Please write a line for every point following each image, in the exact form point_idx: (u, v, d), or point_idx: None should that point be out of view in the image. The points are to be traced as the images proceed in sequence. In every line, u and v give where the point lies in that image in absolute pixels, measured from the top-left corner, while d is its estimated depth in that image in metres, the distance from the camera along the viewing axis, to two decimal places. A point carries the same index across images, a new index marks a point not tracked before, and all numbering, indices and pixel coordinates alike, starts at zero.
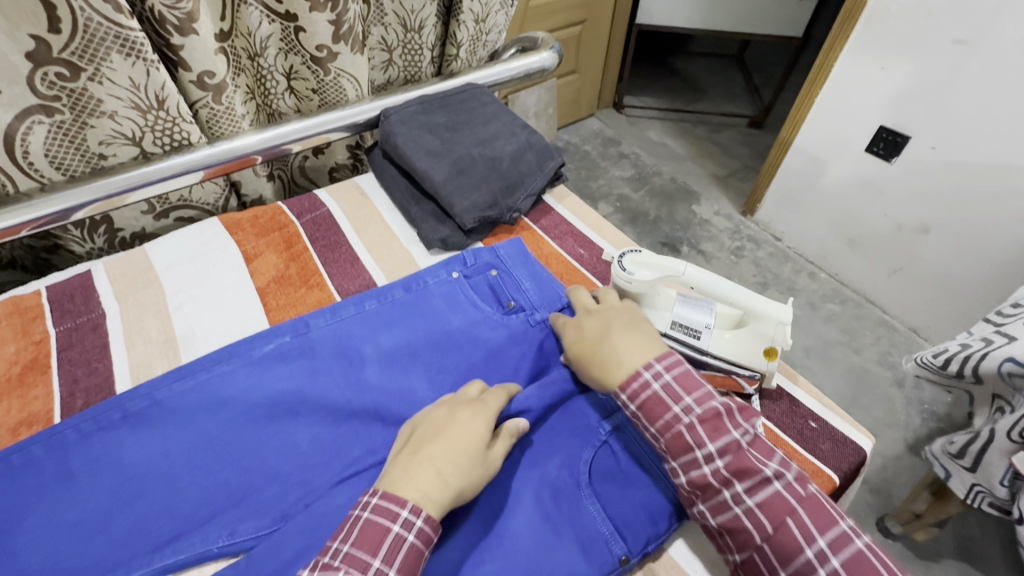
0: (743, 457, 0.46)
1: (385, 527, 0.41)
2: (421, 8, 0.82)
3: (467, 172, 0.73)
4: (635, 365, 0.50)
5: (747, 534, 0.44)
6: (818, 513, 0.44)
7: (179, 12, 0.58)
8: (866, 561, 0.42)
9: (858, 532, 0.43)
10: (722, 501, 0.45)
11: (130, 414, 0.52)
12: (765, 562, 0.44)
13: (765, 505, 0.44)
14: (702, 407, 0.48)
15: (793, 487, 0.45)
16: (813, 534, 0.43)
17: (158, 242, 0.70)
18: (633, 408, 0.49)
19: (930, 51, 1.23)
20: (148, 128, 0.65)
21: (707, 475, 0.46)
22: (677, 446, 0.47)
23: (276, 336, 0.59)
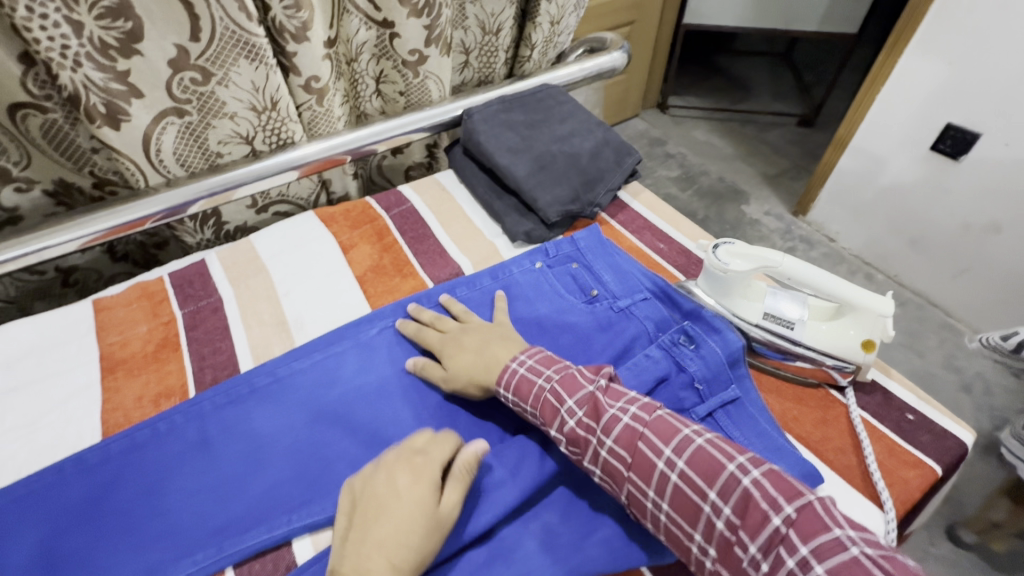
0: (596, 401, 0.48)
1: None
2: (502, 11, 0.85)
3: (548, 168, 0.76)
4: (506, 360, 0.54)
5: (614, 471, 0.45)
6: (665, 428, 0.46)
7: (297, 21, 0.63)
8: (710, 457, 0.43)
9: (700, 432, 0.45)
10: (595, 452, 0.47)
11: (257, 390, 0.57)
12: (640, 493, 0.44)
13: (621, 441, 0.46)
14: (560, 373, 0.51)
15: (639, 416, 0.47)
16: (661, 449, 0.44)
17: (262, 234, 0.75)
18: (510, 398, 0.52)
19: (1003, 45, 1.19)
20: (260, 128, 0.70)
21: (575, 429, 0.48)
22: (548, 411, 0.50)
23: (380, 320, 0.63)
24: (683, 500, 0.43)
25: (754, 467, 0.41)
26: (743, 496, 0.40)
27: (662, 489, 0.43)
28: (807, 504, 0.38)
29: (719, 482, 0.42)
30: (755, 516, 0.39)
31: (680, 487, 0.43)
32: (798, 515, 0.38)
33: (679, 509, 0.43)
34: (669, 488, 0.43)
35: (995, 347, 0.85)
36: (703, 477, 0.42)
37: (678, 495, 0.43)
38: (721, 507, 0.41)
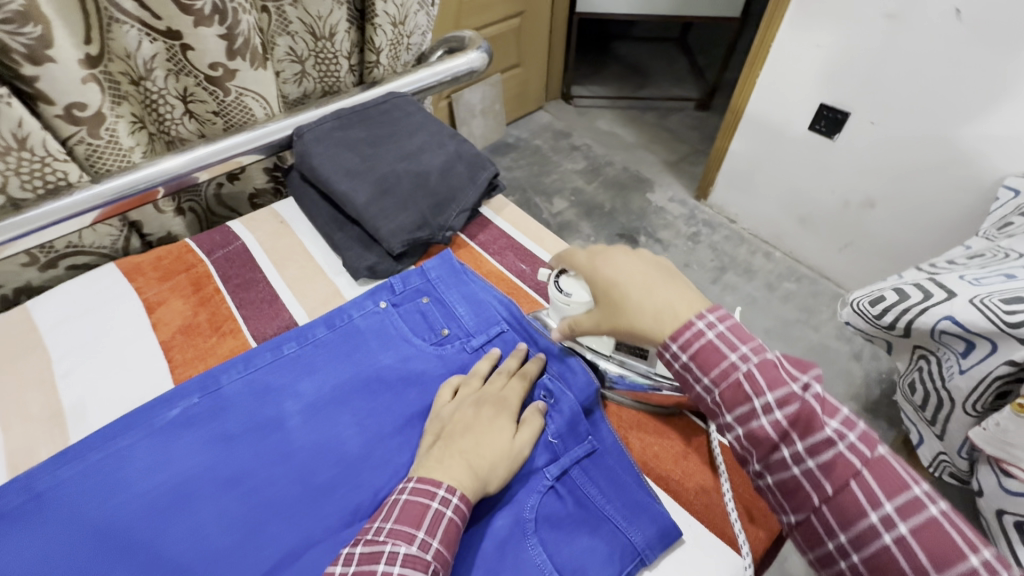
0: (809, 409, 0.40)
1: (424, 505, 0.42)
2: (329, 13, 0.75)
3: (392, 192, 0.67)
4: (688, 316, 0.45)
5: (799, 494, 0.41)
6: (889, 476, 0.39)
7: (26, 38, 0.51)
8: (943, 532, 0.37)
9: (936, 498, 0.38)
10: (780, 460, 0.41)
11: (6, 513, 0.45)
12: (824, 527, 0.40)
13: (830, 468, 0.39)
14: (758, 354, 0.43)
15: (859, 448, 0.40)
16: (880, 500, 0.38)
17: (43, 298, 0.61)
18: (684, 359, 0.44)
19: (861, 25, 1.22)
20: (13, 171, 0.57)
21: (763, 429, 0.41)
22: (733, 397, 0.42)
23: (182, 398, 0.52)
24: (883, 559, 0.38)
25: (1002, 569, 0.35)
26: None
27: (861, 541, 0.39)
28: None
29: (950, 568, 0.36)
30: None
31: (892, 550, 0.38)
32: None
33: (873, 567, 0.38)
34: (874, 546, 0.38)
35: (862, 311, 0.85)
36: (930, 554, 0.37)
37: (881, 555, 0.38)
38: None
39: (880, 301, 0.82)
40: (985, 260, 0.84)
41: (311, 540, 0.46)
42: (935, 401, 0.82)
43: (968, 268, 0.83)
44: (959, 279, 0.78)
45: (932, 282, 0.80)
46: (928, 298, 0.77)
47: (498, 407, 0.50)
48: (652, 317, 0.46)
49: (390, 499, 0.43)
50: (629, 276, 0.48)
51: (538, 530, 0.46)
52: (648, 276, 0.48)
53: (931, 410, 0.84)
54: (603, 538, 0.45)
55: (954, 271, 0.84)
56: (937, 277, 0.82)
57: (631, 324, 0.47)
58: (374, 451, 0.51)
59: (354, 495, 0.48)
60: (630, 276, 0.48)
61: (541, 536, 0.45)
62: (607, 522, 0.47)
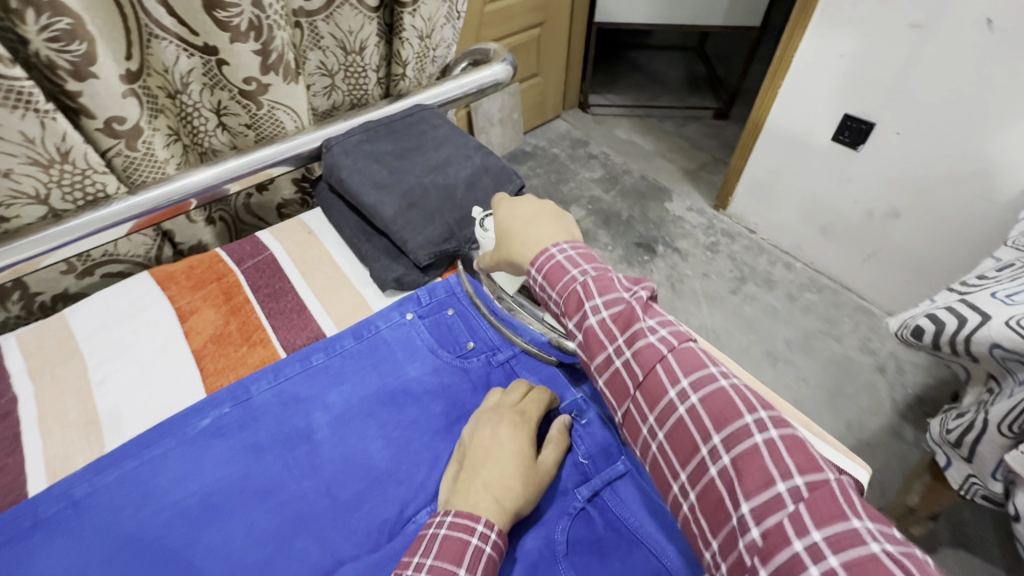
0: (630, 308, 0.46)
1: (463, 541, 0.41)
2: (360, 29, 0.76)
3: (419, 205, 0.68)
4: (546, 246, 0.51)
5: (620, 384, 0.45)
6: (690, 359, 0.44)
7: (71, 56, 0.52)
8: (729, 401, 0.41)
9: (726, 374, 0.43)
10: (606, 355, 0.46)
11: (44, 520, 0.45)
12: (638, 413, 0.44)
13: (640, 359, 0.44)
14: (598, 271, 0.49)
15: (667, 338, 0.45)
16: (677, 376, 0.43)
17: (80, 306, 0.63)
18: (540, 280, 0.50)
19: (887, 36, 1.20)
20: (55, 184, 0.59)
21: (594, 328, 0.46)
22: (573, 303, 0.48)
23: (213, 408, 0.53)
24: (679, 431, 0.42)
25: (773, 427, 0.39)
26: (744, 445, 0.39)
27: (664, 416, 0.43)
28: (821, 481, 0.36)
29: (727, 429, 0.40)
30: (758, 475, 0.37)
31: (684, 419, 0.42)
32: (811, 496, 0.35)
33: (674, 438, 0.42)
34: (671, 417, 0.42)
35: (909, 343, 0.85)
36: (712, 419, 0.41)
37: (676, 428, 0.42)
38: (720, 453, 0.39)
39: (922, 330, 0.81)
40: (1014, 270, 0.83)
41: (340, 552, 0.46)
42: (965, 424, 0.80)
43: (998, 283, 0.82)
44: (996, 300, 0.76)
45: (965, 303, 0.78)
46: (970, 327, 0.74)
47: (517, 421, 0.50)
48: (530, 246, 0.52)
49: (429, 533, 0.43)
50: (516, 217, 0.55)
51: (569, 554, 0.45)
52: (534, 215, 0.55)
53: (958, 433, 0.82)
54: (635, 565, 0.45)
55: (983, 286, 0.83)
56: (968, 297, 0.81)
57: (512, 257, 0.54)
58: (402, 464, 0.51)
59: (381, 508, 0.48)
60: (519, 213, 0.55)
61: (570, 561, 0.45)
62: (639, 547, 0.46)
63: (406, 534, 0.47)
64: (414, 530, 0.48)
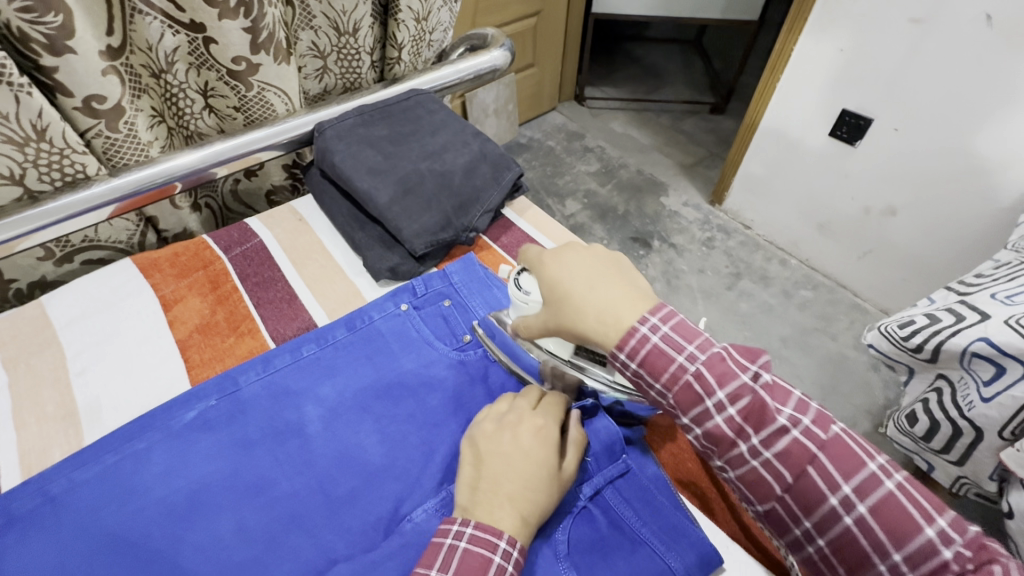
0: (758, 399, 0.40)
1: (486, 558, 0.39)
2: (354, 9, 0.74)
3: (415, 192, 0.65)
4: (630, 320, 0.43)
5: (764, 485, 0.40)
6: (842, 453, 0.39)
7: (47, 28, 0.49)
8: (899, 505, 0.37)
9: (891, 471, 0.38)
10: (738, 455, 0.41)
11: (18, 517, 0.43)
12: (789, 513, 0.41)
13: (785, 456, 0.40)
14: (705, 350, 0.42)
15: (814, 432, 0.40)
16: (837, 482, 0.38)
17: (59, 293, 0.60)
18: (633, 367, 0.43)
19: (887, 31, 1.19)
20: (31, 164, 0.56)
21: (719, 427, 0.41)
22: (686, 398, 0.41)
23: (199, 400, 0.50)
24: (847, 540, 0.38)
25: (896, 475, 0.38)
26: (937, 565, 0.35)
27: (824, 524, 0.39)
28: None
29: (908, 544, 0.36)
30: (935, 574, 0.35)
31: (854, 531, 0.38)
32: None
33: (840, 548, 0.39)
34: (839, 529, 0.38)
35: (890, 335, 0.83)
36: (887, 531, 0.37)
37: (845, 538, 0.38)
38: (889, 552, 0.37)
39: (911, 324, 0.81)
40: (1011, 269, 0.83)
41: (331, 550, 0.44)
42: (949, 431, 0.78)
43: (996, 282, 0.81)
44: (998, 300, 0.75)
45: (964, 304, 0.78)
46: (963, 324, 0.74)
47: (525, 420, 0.49)
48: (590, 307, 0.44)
49: (445, 545, 0.41)
50: (575, 279, 0.46)
51: (571, 553, 0.43)
52: (593, 272, 0.46)
53: (941, 441, 0.80)
54: (639, 565, 0.43)
55: (982, 286, 0.82)
56: (968, 297, 0.80)
57: (580, 331, 0.45)
58: (397, 459, 0.49)
59: (374, 505, 0.46)
60: (575, 276, 0.46)
61: (573, 561, 0.43)
62: (643, 546, 0.44)
63: (400, 534, 0.45)
64: (410, 528, 0.45)
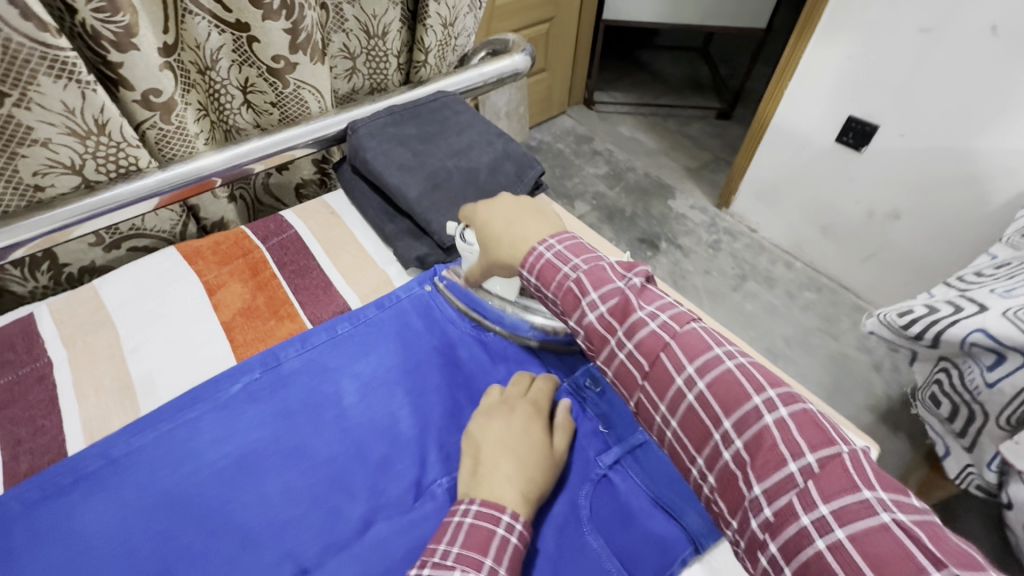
0: (626, 298, 0.43)
1: (490, 530, 0.41)
2: (384, 13, 0.78)
3: (443, 187, 0.69)
4: (534, 242, 0.49)
5: (628, 375, 0.42)
6: (693, 343, 0.40)
7: (115, 27, 0.53)
8: (737, 385, 0.38)
9: (733, 355, 0.40)
10: (609, 351, 0.43)
11: (84, 477, 0.46)
12: (650, 403, 0.42)
13: (643, 347, 0.41)
14: (589, 263, 0.46)
15: (739, 359, 0.40)
16: (683, 364, 0.40)
17: (109, 277, 0.64)
18: (533, 281, 0.48)
19: (894, 40, 1.23)
20: (90, 155, 0.60)
21: (593, 324, 0.44)
22: (569, 302, 0.46)
23: (244, 373, 0.54)
24: (761, 443, 0.36)
25: (783, 404, 0.37)
26: (845, 473, 0.33)
27: (674, 406, 0.40)
28: (841, 460, 0.33)
29: (751, 424, 0.37)
30: (772, 457, 0.35)
31: (774, 439, 0.36)
32: (830, 468, 0.33)
33: (687, 427, 0.39)
34: (684, 408, 0.39)
35: (889, 323, 0.85)
36: (722, 404, 0.38)
37: (687, 415, 0.39)
38: (732, 438, 0.37)
39: (909, 314, 0.83)
40: (1011, 269, 0.86)
41: (371, 510, 0.47)
42: (963, 416, 0.82)
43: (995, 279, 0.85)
44: (990, 293, 0.79)
45: (963, 297, 0.81)
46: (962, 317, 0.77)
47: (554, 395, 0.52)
48: (516, 248, 0.51)
49: (454, 521, 0.42)
50: (496, 218, 0.54)
51: (593, 519, 0.47)
52: (513, 213, 0.54)
53: (959, 423, 0.83)
54: (655, 530, 0.47)
55: (982, 283, 0.85)
56: (968, 292, 0.83)
57: (501, 259, 0.52)
58: (429, 431, 0.53)
59: (408, 470, 0.50)
60: (497, 215, 0.54)
61: (595, 525, 0.47)
62: (659, 513, 0.48)
63: (432, 497, 0.49)
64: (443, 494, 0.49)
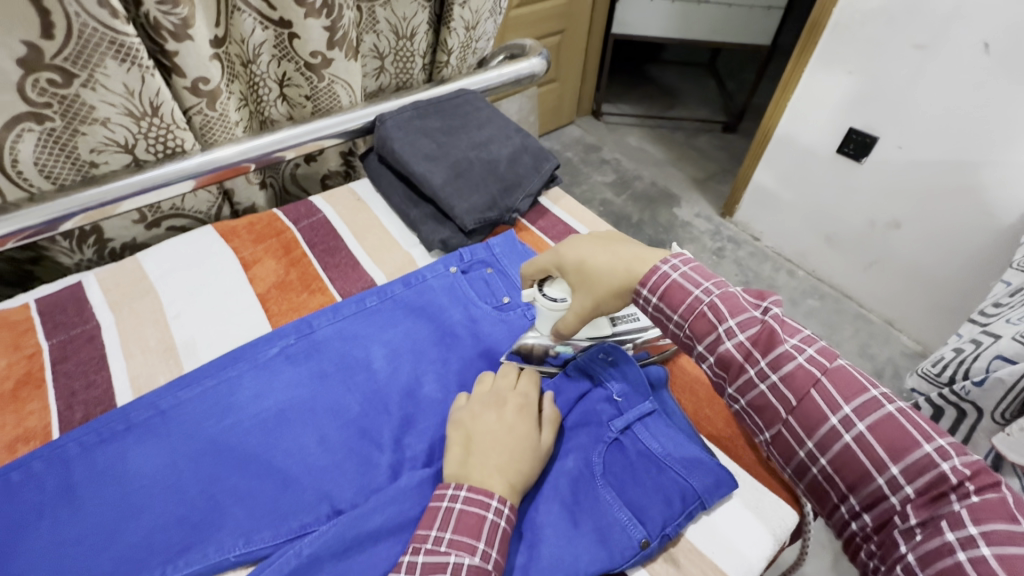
0: (771, 331, 0.47)
1: (480, 515, 0.43)
2: (413, 16, 0.84)
3: (465, 175, 0.74)
4: (653, 262, 0.53)
5: (770, 408, 0.46)
6: (846, 379, 0.45)
7: (175, 18, 0.58)
8: (898, 425, 0.42)
9: (891, 398, 0.43)
10: (747, 380, 0.47)
11: (135, 425, 0.50)
12: (795, 438, 0.46)
13: (790, 378, 0.46)
14: (720, 289, 0.50)
15: (818, 360, 0.46)
16: (839, 403, 0.44)
17: (152, 251, 0.68)
18: (654, 301, 0.51)
19: (891, 55, 1.28)
20: (142, 136, 0.64)
21: (729, 352, 0.48)
22: (701, 328, 0.49)
23: (280, 338, 0.58)
24: (847, 459, 0.43)
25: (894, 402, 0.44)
26: (933, 479, 0.40)
27: (827, 443, 0.44)
28: (997, 496, 0.37)
29: (907, 457, 0.41)
30: (935, 494, 0.39)
31: (854, 450, 0.43)
32: (982, 500, 0.37)
33: (841, 467, 0.43)
34: (837, 445, 0.43)
35: None
36: (886, 447, 0.42)
37: (843, 456, 0.43)
38: (901, 482, 0.41)
39: None
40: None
41: (398, 461, 0.51)
42: None
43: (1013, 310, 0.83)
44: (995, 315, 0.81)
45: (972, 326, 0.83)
46: None
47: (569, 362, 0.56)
48: (619, 271, 0.52)
49: (442, 508, 0.44)
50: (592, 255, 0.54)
51: (605, 475, 0.51)
52: (599, 247, 0.55)
53: None
54: (665, 484, 0.50)
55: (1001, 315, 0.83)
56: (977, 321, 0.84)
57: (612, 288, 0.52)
58: (451, 395, 0.57)
59: (431, 428, 0.54)
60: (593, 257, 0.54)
61: (607, 480, 0.50)
62: (668, 471, 0.51)
63: None
64: None
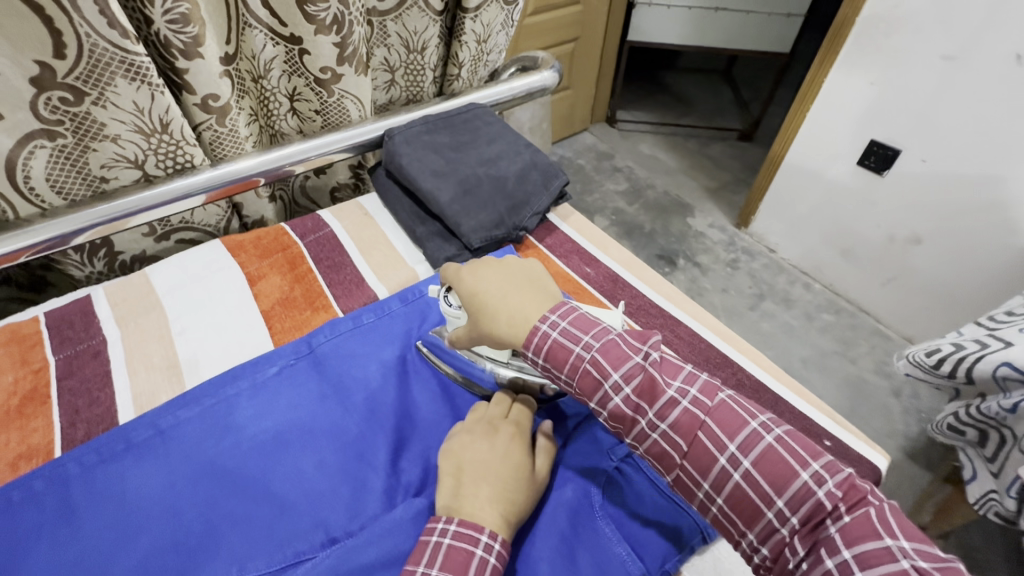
0: (650, 378, 0.45)
1: (468, 551, 0.42)
2: (424, 30, 0.83)
3: (473, 192, 0.73)
4: (535, 319, 0.49)
5: (666, 455, 0.44)
6: (729, 419, 0.43)
7: (185, 37, 0.58)
8: (778, 458, 0.41)
9: (769, 428, 0.42)
10: (640, 431, 0.45)
11: (135, 444, 0.50)
12: (691, 481, 0.43)
13: (677, 426, 0.43)
14: (600, 339, 0.47)
15: (701, 400, 0.44)
16: (723, 443, 0.42)
17: (160, 264, 0.68)
18: (541, 361, 0.48)
19: (916, 66, 1.25)
20: (152, 151, 0.65)
21: (620, 407, 0.45)
22: (588, 384, 0.46)
23: (280, 357, 0.58)
24: (739, 497, 0.41)
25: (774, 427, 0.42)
26: (814, 506, 0.39)
27: (720, 485, 0.42)
28: (866, 512, 0.37)
29: (789, 489, 0.39)
30: (814, 520, 0.38)
31: (742, 487, 0.41)
32: (851, 519, 0.37)
33: (735, 506, 0.41)
34: (730, 487, 0.41)
35: (918, 362, 0.86)
36: (771, 482, 0.40)
37: (736, 496, 0.41)
38: (786, 514, 0.39)
39: (936, 352, 0.84)
40: None
41: (393, 487, 0.50)
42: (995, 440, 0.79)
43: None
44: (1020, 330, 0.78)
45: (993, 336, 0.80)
46: None
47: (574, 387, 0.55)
48: (510, 322, 0.49)
49: (430, 543, 0.43)
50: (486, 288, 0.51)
51: (606, 508, 0.50)
52: (507, 282, 0.52)
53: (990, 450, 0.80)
54: (667, 520, 0.49)
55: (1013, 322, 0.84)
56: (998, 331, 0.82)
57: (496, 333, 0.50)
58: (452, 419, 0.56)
59: (428, 453, 0.53)
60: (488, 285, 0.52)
61: (608, 514, 0.49)
62: (671, 506, 0.50)
63: None
64: None
